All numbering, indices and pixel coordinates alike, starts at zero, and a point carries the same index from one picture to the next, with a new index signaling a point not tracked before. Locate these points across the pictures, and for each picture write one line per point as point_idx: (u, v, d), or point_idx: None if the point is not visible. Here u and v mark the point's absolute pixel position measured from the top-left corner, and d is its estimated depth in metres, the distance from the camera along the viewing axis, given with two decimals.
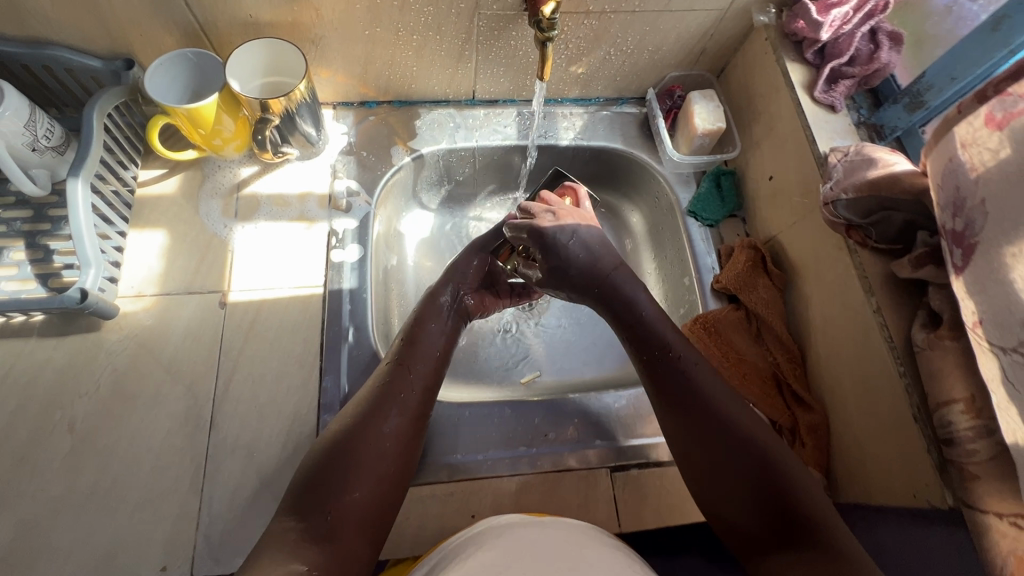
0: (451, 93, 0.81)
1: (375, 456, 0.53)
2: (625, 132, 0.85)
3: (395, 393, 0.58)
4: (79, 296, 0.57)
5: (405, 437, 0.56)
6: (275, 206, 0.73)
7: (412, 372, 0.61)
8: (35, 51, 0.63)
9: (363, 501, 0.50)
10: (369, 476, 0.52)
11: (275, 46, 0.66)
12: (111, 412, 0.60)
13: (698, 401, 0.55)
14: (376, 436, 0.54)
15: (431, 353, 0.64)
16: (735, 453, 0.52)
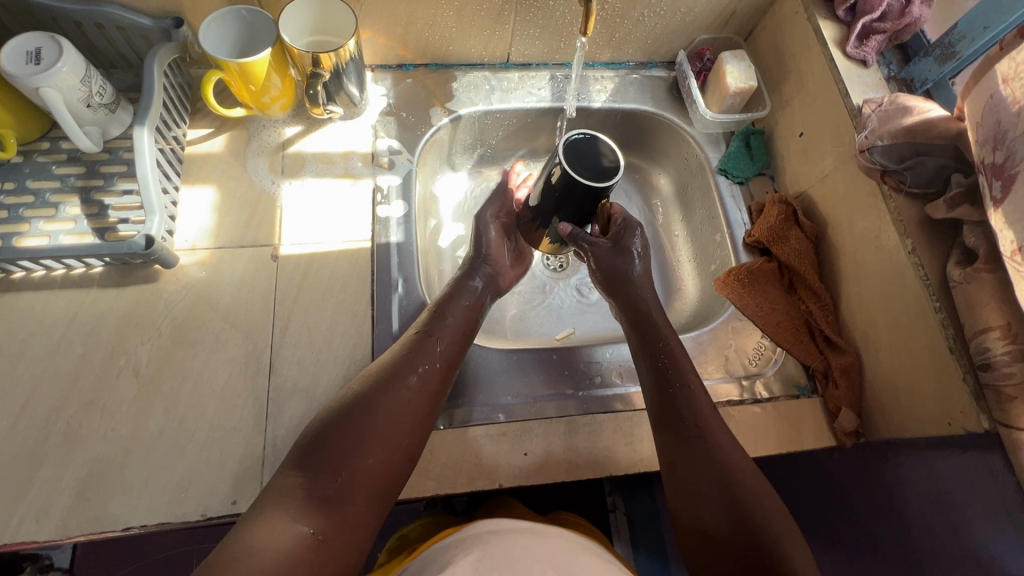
0: (486, 56, 0.83)
1: (389, 425, 0.55)
2: (655, 95, 0.87)
3: (416, 363, 0.60)
4: (144, 243, 0.61)
5: (421, 411, 0.58)
6: (320, 163, 0.74)
7: (436, 341, 0.63)
8: (92, 9, 0.65)
9: (372, 477, 0.52)
10: (386, 444, 0.54)
11: (324, 3, 0.67)
12: (173, 358, 0.62)
13: (692, 415, 0.59)
14: (396, 400, 0.56)
15: (452, 318, 0.65)
16: (711, 472, 0.54)
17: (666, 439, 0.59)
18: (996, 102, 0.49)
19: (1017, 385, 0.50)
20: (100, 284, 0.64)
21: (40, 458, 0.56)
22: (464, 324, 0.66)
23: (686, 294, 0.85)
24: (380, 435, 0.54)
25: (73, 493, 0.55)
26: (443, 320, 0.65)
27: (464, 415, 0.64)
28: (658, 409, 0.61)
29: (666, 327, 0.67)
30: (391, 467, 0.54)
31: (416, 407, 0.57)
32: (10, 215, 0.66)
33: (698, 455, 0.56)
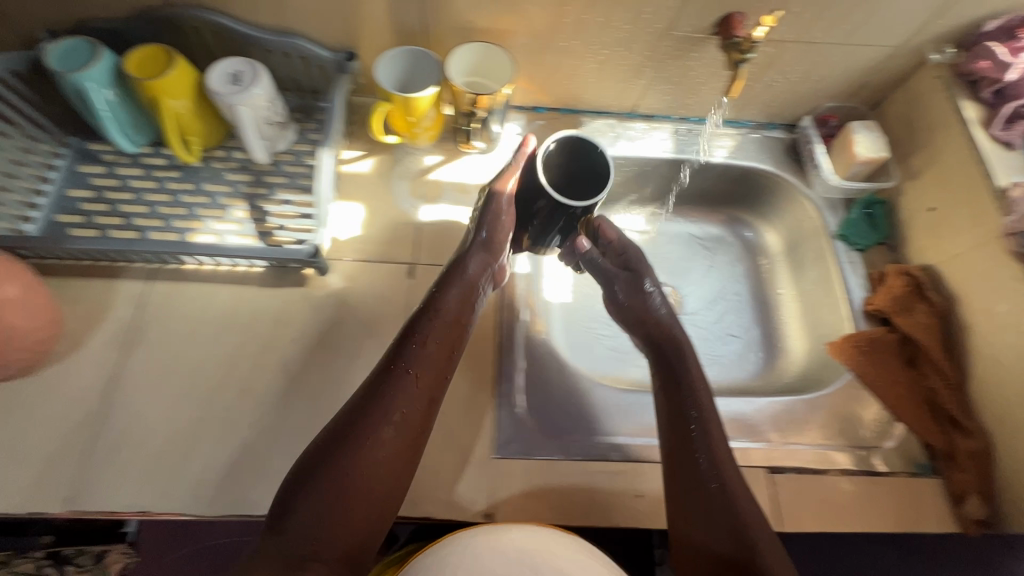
0: (615, 106, 0.88)
1: (365, 467, 0.55)
2: (773, 156, 0.89)
3: (392, 406, 0.58)
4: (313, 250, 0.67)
5: (404, 442, 0.57)
6: (456, 193, 0.80)
7: (412, 375, 0.60)
8: (284, 40, 0.73)
9: (358, 514, 0.54)
10: (347, 491, 0.54)
11: (488, 50, 0.73)
12: (318, 359, 0.67)
13: (717, 460, 0.60)
14: (368, 443, 0.56)
15: (419, 338, 0.62)
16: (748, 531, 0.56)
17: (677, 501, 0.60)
18: None
19: None
20: (259, 282, 0.71)
21: (198, 436, 0.61)
22: (443, 349, 0.63)
23: (791, 353, 0.86)
24: (368, 466, 0.55)
25: (224, 473, 0.60)
26: (411, 342, 0.62)
27: (580, 447, 0.66)
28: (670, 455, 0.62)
29: (674, 376, 0.67)
30: (371, 507, 0.55)
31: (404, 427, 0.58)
32: (186, 212, 0.73)
33: (725, 510, 0.57)
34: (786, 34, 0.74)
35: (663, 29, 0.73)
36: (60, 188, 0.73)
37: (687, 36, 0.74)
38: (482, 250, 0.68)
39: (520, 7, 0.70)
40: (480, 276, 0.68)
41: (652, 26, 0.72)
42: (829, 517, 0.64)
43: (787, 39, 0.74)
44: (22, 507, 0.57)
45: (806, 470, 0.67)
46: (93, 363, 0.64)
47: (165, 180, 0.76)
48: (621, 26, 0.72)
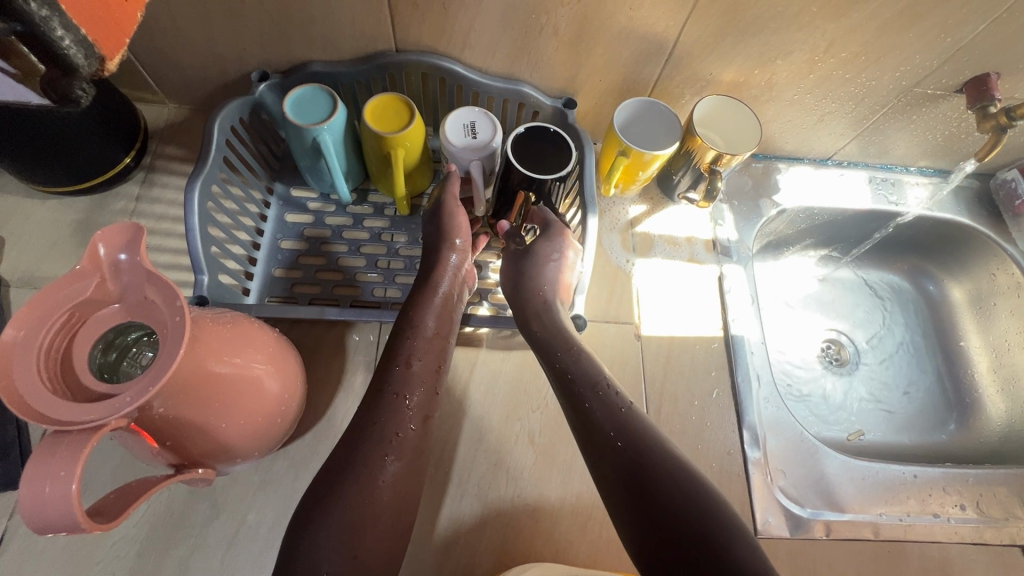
0: (812, 153, 0.85)
1: (355, 495, 0.47)
2: (969, 207, 0.87)
3: (388, 430, 0.51)
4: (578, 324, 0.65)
5: (407, 460, 0.51)
6: (668, 246, 0.77)
7: (405, 401, 0.53)
8: (512, 87, 0.70)
9: (372, 542, 0.47)
10: (343, 524, 0.46)
11: (732, 105, 0.70)
12: (564, 430, 0.65)
13: (615, 457, 0.50)
14: (366, 471, 0.49)
15: (402, 358, 0.56)
16: (676, 511, 0.44)
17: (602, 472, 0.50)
18: None
19: None
20: (488, 344, 0.68)
21: (460, 513, 0.60)
22: (430, 363, 0.57)
23: (988, 414, 0.84)
24: (374, 492, 0.48)
25: (493, 556, 0.58)
26: (394, 365, 0.55)
27: (837, 527, 0.63)
28: (596, 457, 0.51)
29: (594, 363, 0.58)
30: (382, 539, 0.48)
31: (402, 454, 0.51)
32: (405, 266, 0.70)
33: (648, 503, 0.46)
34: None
35: (907, 85, 0.70)
36: (273, 237, 0.70)
37: (927, 91, 0.71)
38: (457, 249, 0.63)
39: (772, 62, 0.67)
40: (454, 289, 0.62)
41: (897, 82, 0.69)
42: None
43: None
44: None
45: None
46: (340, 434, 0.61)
47: (376, 230, 0.72)
48: (865, 81, 0.69)
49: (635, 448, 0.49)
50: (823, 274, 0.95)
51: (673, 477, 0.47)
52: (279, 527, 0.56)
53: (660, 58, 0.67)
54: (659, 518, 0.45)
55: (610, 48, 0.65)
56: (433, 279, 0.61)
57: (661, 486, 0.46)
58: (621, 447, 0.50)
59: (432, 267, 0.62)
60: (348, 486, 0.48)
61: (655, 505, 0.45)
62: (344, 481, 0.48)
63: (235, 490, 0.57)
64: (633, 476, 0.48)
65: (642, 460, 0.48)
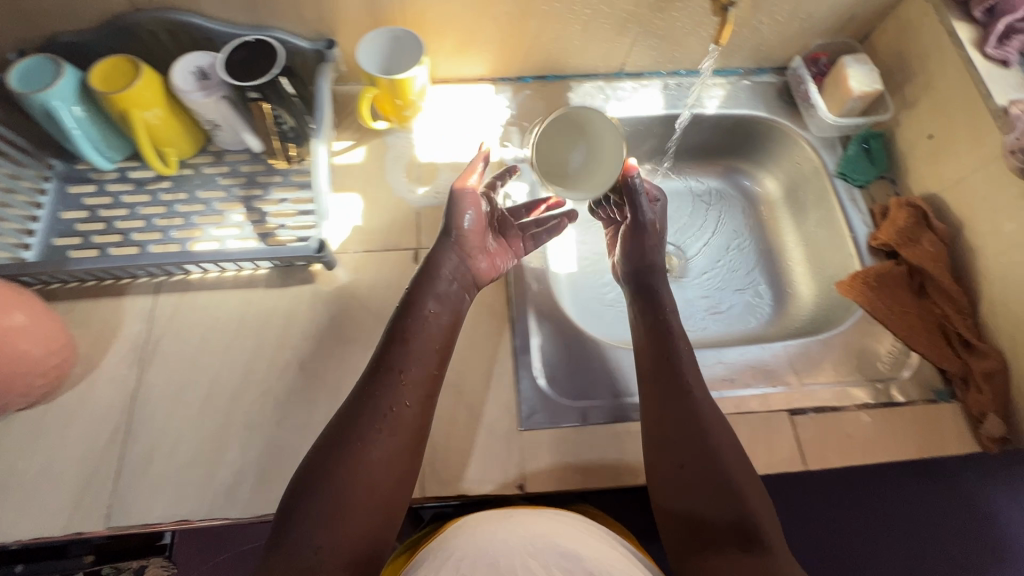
0: (602, 68, 0.86)
1: (367, 457, 0.53)
2: (767, 101, 0.88)
3: (383, 404, 0.56)
4: (316, 247, 0.66)
5: (399, 451, 0.55)
6: (452, 172, 0.79)
7: (405, 377, 0.58)
8: (261, 33, 0.72)
9: (362, 500, 0.52)
10: (358, 480, 0.52)
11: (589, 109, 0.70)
12: (336, 353, 0.68)
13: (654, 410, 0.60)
14: (366, 430, 0.54)
15: (398, 336, 0.60)
16: (698, 461, 0.56)
17: (651, 392, 0.62)
18: None
19: None
20: (266, 283, 0.71)
21: (225, 441, 0.63)
22: (435, 354, 0.61)
23: (799, 297, 0.86)
24: (371, 470, 0.53)
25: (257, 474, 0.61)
26: (396, 342, 0.60)
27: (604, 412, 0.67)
28: (651, 400, 0.61)
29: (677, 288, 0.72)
30: (371, 513, 0.52)
31: (395, 443, 0.55)
32: (184, 222, 0.73)
33: (694, 437, 0.57)
34: None
35: None
36: (53, 211, 0.73)
37: None
38: (455, 244, 0.67)
39: None
40: (456, 272, 0.66)
41: None
42: (853, 451, 0.65)
43: None
44: (68, 527, 0.57)
45: (826, 408, 0.67)
46: (112, 381, 0.64)
47: (157, 191, 0.75)
48: None
49: (678, 407, 0.59)
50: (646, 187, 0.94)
51: (699, 435, 0.57)
52: (50, 468, 0.59)
53: None
54: (673, 462, 0.57)
55: None
56: (436, 262, 0.66)
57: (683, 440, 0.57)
58: (683, 403, 0.60)
59: (437, 247, 0.67)
60: (349, 447, 0.53)
61: (706, 461, 0.55)
62: (342, 444, 0.53)
63: (6, 441, 0.60)
64: (677, 426, 0.58)
65: (674, 448, 0.57)
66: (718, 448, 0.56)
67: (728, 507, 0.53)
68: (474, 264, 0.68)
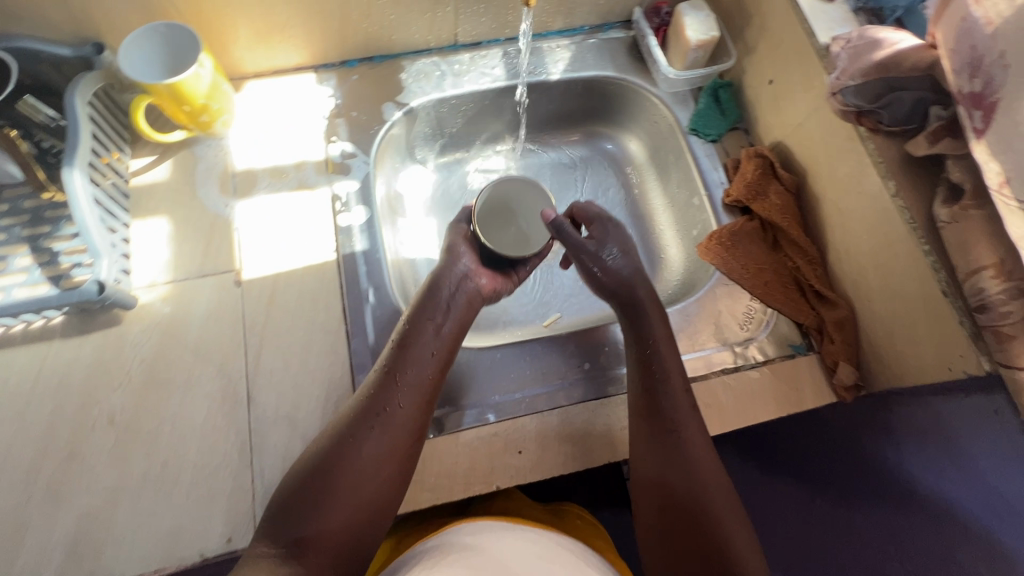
0: (433, 41, 0.79)
1: (352, 484, 0.53)
2: (616, 58, 0.82)
3: (373, 420, 0.56)
4: (97, 288, 0.56)
5: (395, 464, 0.55)
6: (273, 178, 0.71)
7: (399, 412, 0.57)
8: (7, 45, 0.60)
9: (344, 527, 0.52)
10: (345, 507, 0.53)
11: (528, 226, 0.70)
12: (148, 402, 0.60)
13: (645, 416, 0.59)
14: (353, 458, 0.54)
15: (388, 367, 0.59)
16: (677, 472, 0.57)
17: (642, 418, 0.60)
18: (969, 25, 0.45)
19: (1016, 323, 0.47)
20: (63, 333, 0.62)
21: (25, 521, 0.55)
22: (432, 384, 0.59)
23: (670, 262, 0.83)
24: (363, 480, 0.54)
25: (66, 551, 0.55)
26: (393, 379, 0.58)
27: (453, 420, 0.62)
28: (637, 419, 0.60)
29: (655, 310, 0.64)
30: (357, 513, 0.53)
31: (389, 456, 0.55)
32: None
33: (689, 465, 0.57)
34: None
35: None
36: None
37: None
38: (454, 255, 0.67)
39: None
40: (453, 291, 0.64)
41: None
42: (714, 420, 0.64)
43: None
44: None
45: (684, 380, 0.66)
46: None
47: None
48: None
49: (660, 425, 0.58)
50: (493, 170, 0.89)
51: (678, 448, 0.57)
52: None
53: None
54: (674, 475, 0.57)
55: None
56: (435, 292, 0.63)
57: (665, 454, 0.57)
58: (659, 423, 0.58)
59: (437, 275, 0.65)
60: (339, 472, 0.53)
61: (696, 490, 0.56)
62: (331, 468, 0.53)
63: None
64: (665, 439, 0.58)
65: (659, 469, 0.57)
66: (699, 470, 0.57)
67: (698, 531, 0.54)
68: (473, 280, 0.66)
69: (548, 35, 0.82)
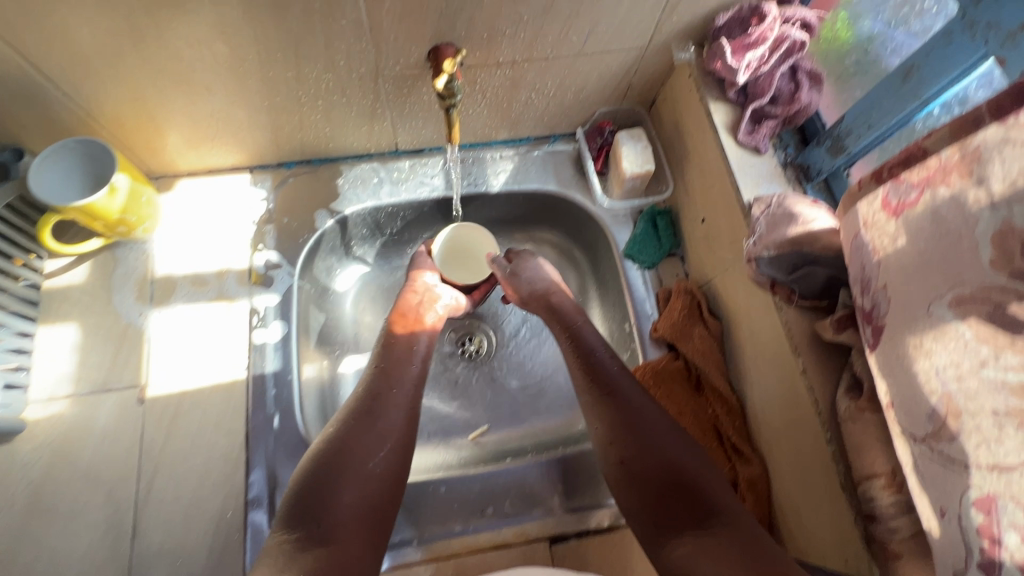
0: (372, 148, 0.78)
1: (364, 465, 0.56)
2: (559, 172, 0.82)
3: (375, 409, 0.61)
4: None
5: (394, 442, 0.60)
6: (192, 287, 0.70)
7: (394, 406, 0.63)
8: None
9: (353, 506, 0.53)
10: (357, 483, 0.55)
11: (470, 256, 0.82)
12: (27, 530, 0.58)
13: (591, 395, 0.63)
14: (362, 442, 0.58)
15: (380, 373, 0.66)
16: (654, 460, 0.56)
17: (602, 414, 0.61)
18: (859, 244, 0.44)
19: (904, 541, 0.46)
20: None
21: None
22: (416, 383, 0.67)
23: None
24: (372, 458, 0.57)
25: None
26: (381, 378, 0.65)
27: None
28: (584, 394, 0.64)
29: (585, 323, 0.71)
30: (368, 489, 0.55)
31: (388, 437, 0.60)
32: None
33: (653, 439, 0.57)
34: (513, 54, 0.65)
35: (370, 71, 0.63)
36: None
37: (400, 72, 0.64)
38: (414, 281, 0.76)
39: (185, 74, 0.59)
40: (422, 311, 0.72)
41: (354, 70, 0.62)
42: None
43: (516, 58, 0.66)
44: None
45: (591, 531, 0.64)
46: None
47: None
48: (319, 75, 0.62)
49: (618, 408, 0.61)
50: None
51: (641, 433, 0.58)
52: None
53: (48, 92, 0.57)
54: (632, 442, 0.58)
55: None
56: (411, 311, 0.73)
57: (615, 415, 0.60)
58: (600, 391, 0.63)
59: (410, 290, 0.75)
60: (349, 453, 0.57)
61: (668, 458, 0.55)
62: (341, 449, 0.57)
63: None
64: (609, 399, 0.62)
65: (630, 446, 0.58)
66: (669, 443, 0.57)
67: (685, 494, 0.52)
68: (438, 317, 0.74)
69: (493, 144, 0.82)
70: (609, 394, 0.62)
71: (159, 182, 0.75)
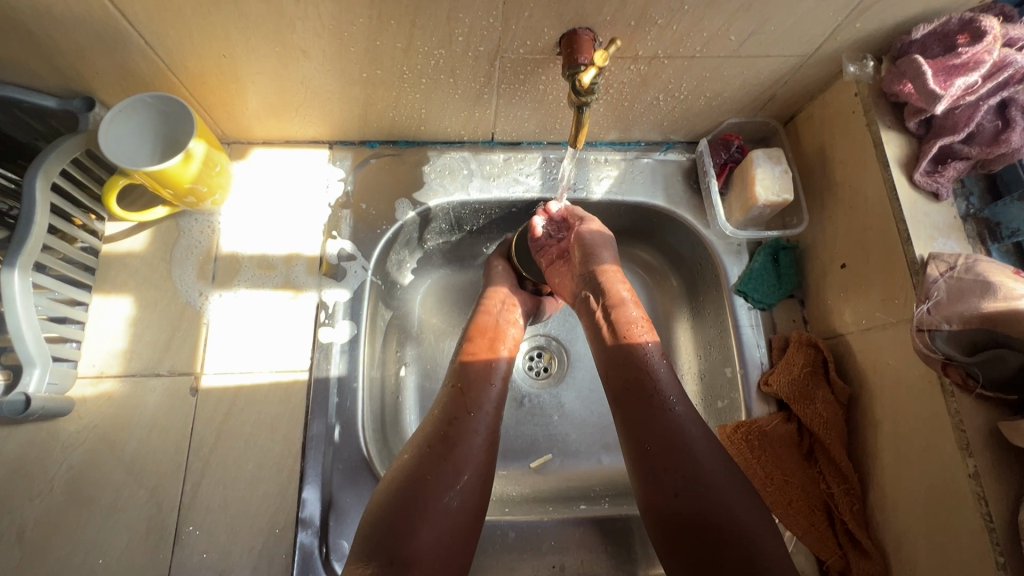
0: (466, 135, 0.69)
1: (442, 497, 0.49)
2: (670, 186, 0.72)
3: (453, 430, 0.54)
4: (23, 402, 0.52)
5: (473, 470, 0.52)
6: (257, 271, 0.63)
7: (477, 429, 0.55)
8: None
9: (428, 544, 0.46)
10: (438, 520, 0.47)
11: None
12: (65, 520, 0.54)
13: (666, 486, 0.49)
14: (440, 469, 0.50)
15: (455, 384, 0.59)
16: (694, 499, 0.47)
17: (639, 427, 0.52)
18: None
19: None
20: None
21: None
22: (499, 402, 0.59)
23: None
24: (448, 490, 0.49)
25: None
26: (457, 394, 0.57)
27: None
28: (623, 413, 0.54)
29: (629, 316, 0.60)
30: (449, 525, 0.48)
31: (467, 466, 0.51)
32: None
33: (698, 470, 0.49)
34: (656, 49, 0.55)
35: (489, 51, 0.53)
36: None
37: (523, 56, 0.54)
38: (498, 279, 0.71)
39: (284, 34, 0.50)
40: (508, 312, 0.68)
41: (472, 48, 0.53)
42: None
43: (658, 54, 0.55)
44: None
45: None
46: None
47: None
48: (431, 50, 0.53)
49: (658, 423, 0.52)
50: None
51: (686, 459, 0.49)
52: None
53: (127, 40, 0.50)
54: (692, 506, 0.47)
55: (49, 37, 0.48)
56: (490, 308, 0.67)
57: (720, 533, 0.46)
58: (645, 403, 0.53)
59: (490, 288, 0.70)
60: (426, 482, 0.49)
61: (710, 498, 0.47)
62: (415, 478, 0.49)
63: None
64: (670, 439, 0.51)
65: (668, 475, 0.49)
66: (717, 477, 0.48)
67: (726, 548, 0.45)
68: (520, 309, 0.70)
69: (598, 145, 0.72)
70: (670, 430, 0.51)
71: (232, 148, 0.68)
